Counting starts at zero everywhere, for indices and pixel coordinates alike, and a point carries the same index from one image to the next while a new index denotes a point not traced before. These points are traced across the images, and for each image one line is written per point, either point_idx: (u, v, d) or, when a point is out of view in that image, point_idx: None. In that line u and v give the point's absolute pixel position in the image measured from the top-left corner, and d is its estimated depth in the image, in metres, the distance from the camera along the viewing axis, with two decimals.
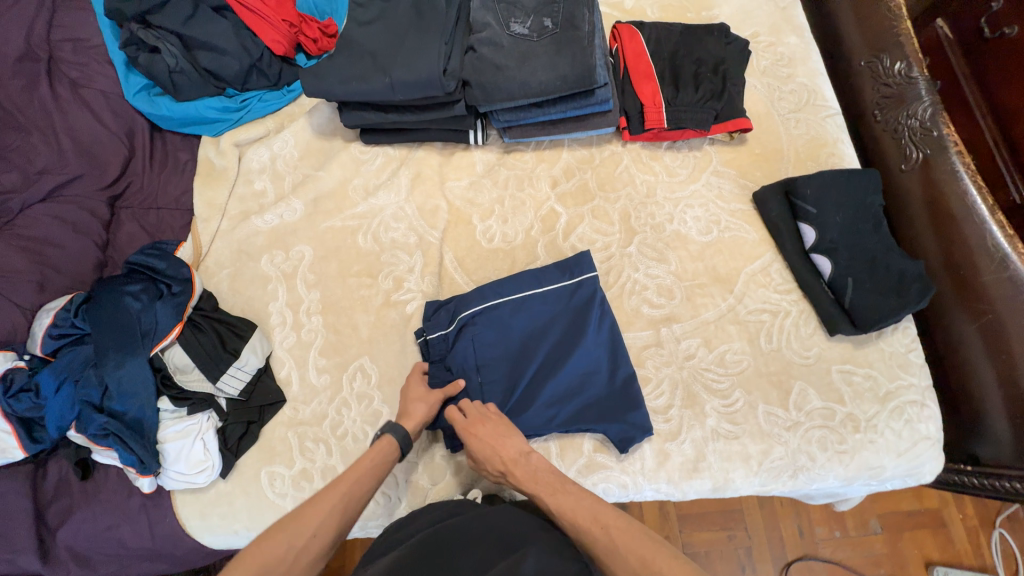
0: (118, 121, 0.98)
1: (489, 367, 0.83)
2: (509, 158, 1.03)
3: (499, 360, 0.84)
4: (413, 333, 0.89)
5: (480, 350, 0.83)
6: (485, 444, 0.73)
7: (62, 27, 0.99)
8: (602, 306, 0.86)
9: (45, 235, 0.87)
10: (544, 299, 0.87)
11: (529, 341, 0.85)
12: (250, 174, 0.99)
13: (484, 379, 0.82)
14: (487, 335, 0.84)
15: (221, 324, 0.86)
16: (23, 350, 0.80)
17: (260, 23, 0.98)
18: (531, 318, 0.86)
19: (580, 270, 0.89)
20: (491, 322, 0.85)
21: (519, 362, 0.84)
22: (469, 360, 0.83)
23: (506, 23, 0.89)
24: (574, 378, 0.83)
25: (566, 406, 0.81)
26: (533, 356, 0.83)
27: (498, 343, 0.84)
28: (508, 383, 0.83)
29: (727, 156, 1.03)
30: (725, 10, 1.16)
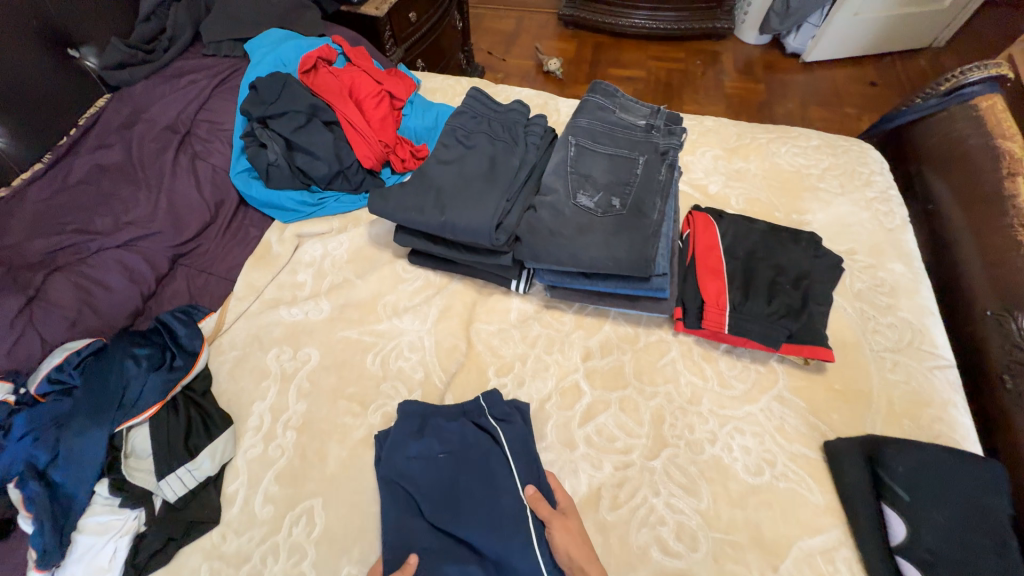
0: (214, 192, 1.10)
1: (444, 462, 0.76)
2: (546, 315, 0.97)
3: (457, 483, 0.74)
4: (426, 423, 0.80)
5: (470, 451, 0.77)
6: (571, 538, 0.68)
7: (209, 111, 1.16)
8: None
9: (103, 278, 0.93)
10: (520, 522, 0.70)
11: (481, 513, 0.71)
12: (298, 265, 1.02)
13: (420, 466, 0.76)
14: (496, 461, 0.76)
15: (197, 410, 0.82)
16: (21, 383, 0.80)
17: (359, 139, 1.09)
18: (484, 530, 0.69)
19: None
20: (495, 468, 0.75)
21: (442, 496, 0.73)
22: (469, 449, 0.77)
23: (573, 192, 0.87)
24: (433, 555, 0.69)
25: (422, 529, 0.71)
26: (443, 516, 0.71)
27: (479, 465, 0.76)
28: (433, 477, 0.75)
29: (798, 381, 0.87)
30: (820, 217, 1.08)
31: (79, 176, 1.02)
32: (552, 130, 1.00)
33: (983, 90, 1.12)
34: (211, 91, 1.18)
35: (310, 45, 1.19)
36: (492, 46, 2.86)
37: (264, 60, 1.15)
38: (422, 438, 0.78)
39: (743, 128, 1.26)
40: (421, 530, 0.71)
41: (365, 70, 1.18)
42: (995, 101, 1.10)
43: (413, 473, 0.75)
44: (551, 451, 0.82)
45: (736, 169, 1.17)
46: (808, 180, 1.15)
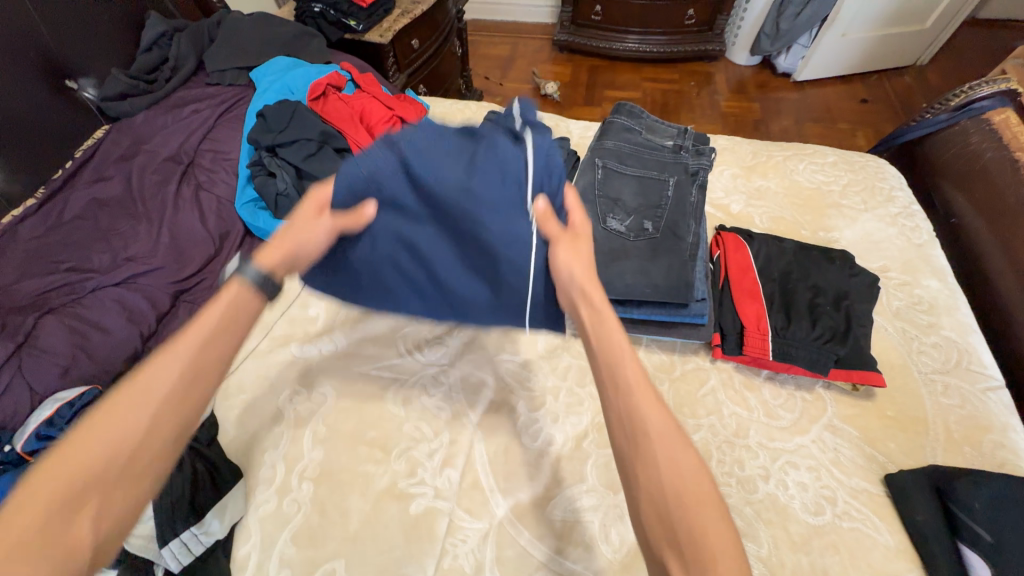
0: (219, 223, 1.04)
1: (438, 154, 0.60)
2: (575, 344, 0.92)
3: (472, 164, 0.60)
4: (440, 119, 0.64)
5: (472, 145, 0.62)
6: (579, 255, 0.59)
7: (212, 140, 1.12)
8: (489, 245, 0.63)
9: (99, 319, 0.87)
10: (518, 229, 0.60)
11: (472, 211, 0.61)
12: (309, 298, 0.97)
13: (421, 146, 0.60)
14: (512, 167, 0.60)
15: (204, 463, 0.71)
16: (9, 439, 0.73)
17: None
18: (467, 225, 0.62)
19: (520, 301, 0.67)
20: (505, 161, 0.60)
21: (440, 159, 0.59)
22: (489, 139, 0.62)
23: (603, 216, 0.84)
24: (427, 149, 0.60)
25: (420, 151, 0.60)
26: (438, 172, 0.59)
27: (489, 153, 0.60)
28: (427, 160, 0.60)
29: (848, 410, 0.82)
30: (847, 234, 1.05)
31: (75, 212, 0.97)
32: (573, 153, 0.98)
33: (994, 105, 1.12)
34: (216, 120, 1.14)
35: (318, 72, 1.16)
36: (489, 71, 2.89)
37: (271, 88, 1.12)
38: (436, 131, 0.62)
39: (758, 146, 1.25)
40: (399, 187, 0.61)
41: (375, 96, 1.15)
42: (1009, 114, 1.09)
43: (399, 159, 0.60)
44: (593, 493, 0.75)
45: (756, 187, 1.15)
46: (830, 196, 1.13)
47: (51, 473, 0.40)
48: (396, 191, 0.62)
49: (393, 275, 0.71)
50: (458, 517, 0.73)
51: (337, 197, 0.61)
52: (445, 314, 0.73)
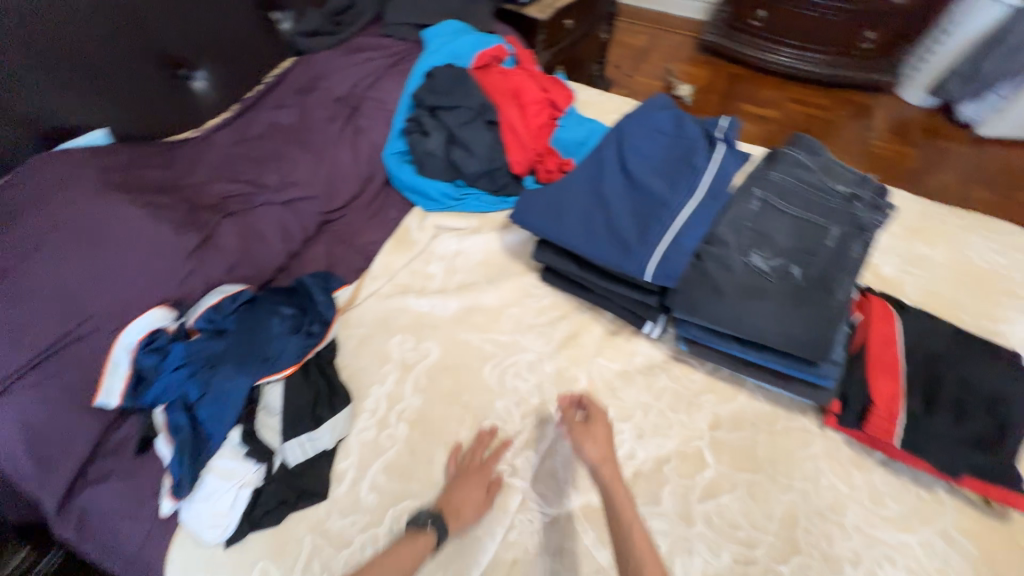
0: (367, 167, 1.14)
1: (648, 151, 0.91)
2: (675, 368, 0.90)
3: (671, 153, 0.89)
4: (664, 117, 0.94)
5: (665, 151, 0.90)
6: (602, 438, 0.73)
7: (377, 89, 1.20)
8: (654, 210, 0.83)
9: (261, 230, 0.99)
10: (677, 205, 0.82)
11: (654, 183, 0.85)
12: (431, 256, 1.02)
13: (638, 145, 0.92)
14: (698, 165, 0.85)
15: (324, 379, 0.84)
16: (182, 314, 0.87)
17: (515, 143, 1.08)
18: (643, 194, 0.86)
19: (657, 246, 0.80)
20: (689, 164, 0.85)
21: (648, 154, 0.90)
22: (682, 147, 0.88)
23: (746, 249, 0.80)
24: (634, 153, 0.91)
25: (631, 152, 0.91)
26: (654, 144, 0.91)
27: (677, 159, 0.87)
28: (638, 154, 0.90)
29: (970, 523, 0.74)
30: (1019, 332, 0.92)
31: (258, 132, 1.11)
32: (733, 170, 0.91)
33: None
34: (385, 70, 1.23)
35: (485, 42, 1.21)
36: (621, 61, 2.78)
37: (440, 50, 1.19)
38: (653, 129, 0.93)
39: (928, 207, 1.11)
40: (610, 166, 0.91)
41: (533, 75, 1.18)
42: None
43: (627, 141, 0.93)
44: (666, 519, 0.75)
45: (915, 253, 1.03)
46: (1007, 284, 0.98)
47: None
48: (607, 158, 0.92)
49: (571, 205, 0.89)
50: (531, 499, 0.76)
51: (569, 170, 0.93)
52: (597, 238, 0.84)
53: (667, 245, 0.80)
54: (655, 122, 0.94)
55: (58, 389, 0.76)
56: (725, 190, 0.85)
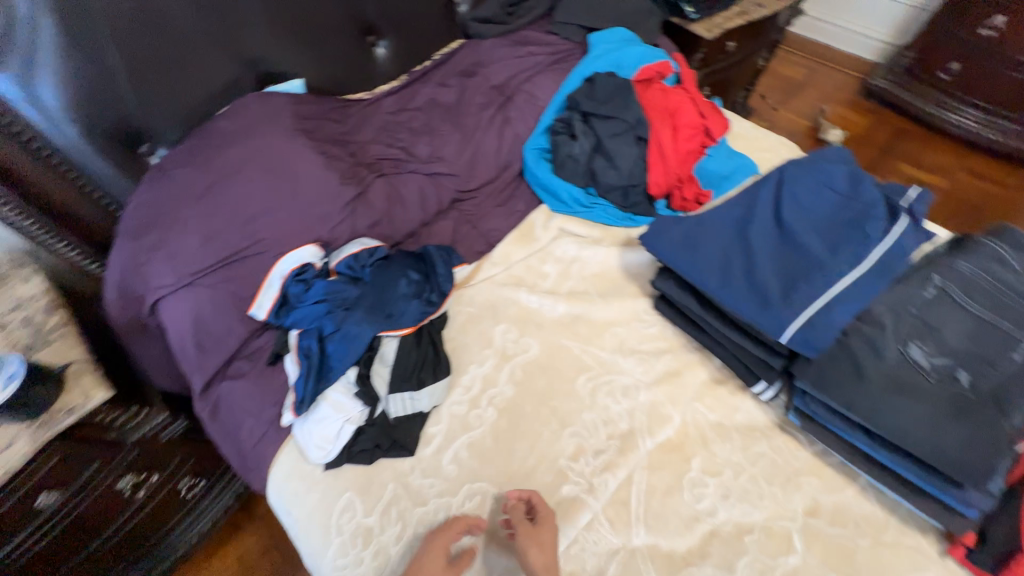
0: (507, 156, 1.18)
1: (811, 205, 0.84)
2: (779, 437, 0.84)
3: (838, 214, 0.82)
4: (836, 173, 0.86)
5: (832, 210, 0.82)
6: (549, 544, 0.68)
7: (533, 82, 1.23)
8: (807, 271, 0.77)
9: (404, 195, 1.07)
10: (835, 272, 0.75)
11: (812, 242, 0.79)
12: (549, 256, 1.04)
13: (801, 197, 0.85)
14: (870, 236, 0.77)
15: (432, 346, 0.90)
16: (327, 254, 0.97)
17: (658, 164, 1.06)
18: (796, 250, 0.80)
19: (803, 310, 0.74)
20: (859, 232, 0.78)
21: (810, 209, 0.84)
22: (853, 211, 0.81)
23: (905, 338, 0.71)
24: (795, 204, 0.85)
25: (791, 202, 0.85)
26: (820, 199, 0.84)
27: (845, 222, 0.80)
28: (799, 206, 0.84)
29: None
30: None
31: (419, 104, 1.19)
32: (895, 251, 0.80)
33: None
34: (545, 67, 1.26)
35: (651, 57, 1.19)
36: (768, 91, 2.56)
37: (604, 56, 1.19)
38: (821, 183, 0.86)
39: None
40: (763, 212, 0.86)
41: (693, 98, 1.14)
42: None
43: (789, 189, 0.86)
44: None
45: None
46: None
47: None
48: (761, 203, 0.87)
49: (710, 243, 0.85)
50: (600, 522, 0.75)
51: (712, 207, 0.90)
52: (733, 283, 0.80)
53: (816, 312, 0.73)
54: (826, 177, 0.86)
55: (226, 294, 0.90)
56: (897, 268, 0.76)
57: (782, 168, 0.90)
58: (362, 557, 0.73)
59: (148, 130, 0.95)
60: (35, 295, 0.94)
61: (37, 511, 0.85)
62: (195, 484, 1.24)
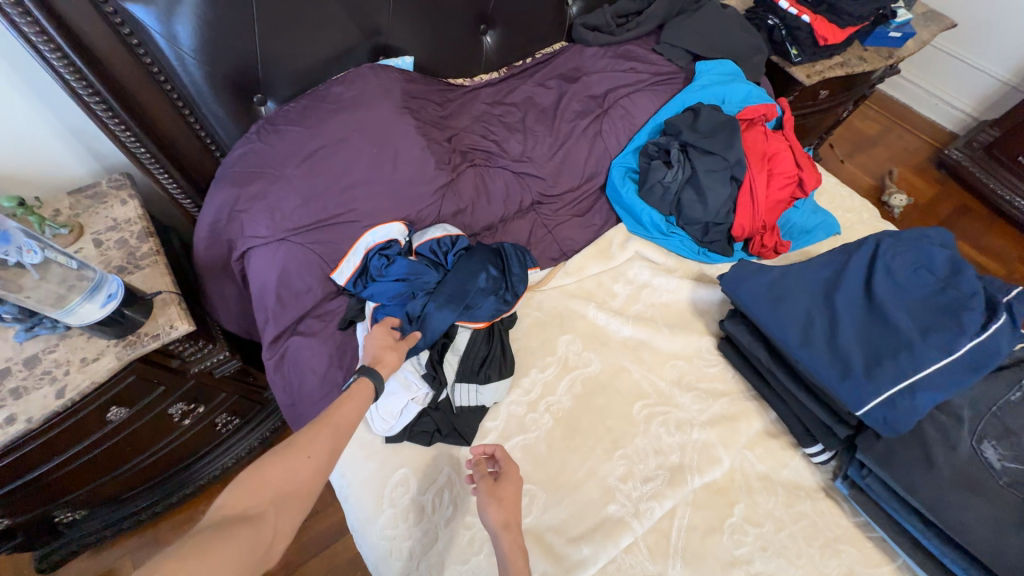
0: (592, 168, 1.18)
1: (902, 283, 0.84)
2: (824, 502, 0.84)
3: (933, 298, 0.81)
4: (935, 256, 0.85)
5: (923, 292, 0.82)
6: (510, 497, 0.67)
7: (632, 98, 1.22)
8: (892, 350, 0.77)
9: (491, 189, 1.08)
10: (926, 357, 0.74)
11: (902, 321, 0.79)
12: (620, 276, 1.05)
13: (894, 272, 0.85)
14: (970, 326, 0.75)
15: (500, 344, 0.92)
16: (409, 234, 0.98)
17: (747, 206, 1.06)
18: (883, 326, 0.80)
19: (883, 387, 0.74)
20: (955, 319, 0.77)
21: (902, 287, 0.84)
22: (950, 298, 0.80)
23: (982, 435, 0.73)
24: (886, 278, 0.84)
25: (884, 275, 0.84)
26: (914, 279, 0.84)
27: (938, 308, 0.80)
28: (891, 282, 0.84)
29: None
30: None
31: (517, 100, 1.20)
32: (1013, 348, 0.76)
33: None
34: (646, 85, 1.25)
35: (754, 98, 1.19)
36: (839, 143, 2.52)
37: (707, 89, 1.19)
38: (918, 263, 0.85)
39: None
40: (853, 279, 0.86)
41: (791, 147, 1.13)
42: None
43: (884, 262, 0.86)
44: None
45: None
46: None
47: (262, 490, 0.53)
48: (853, 270, 0.86)
49: (794, 299, 0.85)
50: (639, 548, 0.77)
51: (804, 265, 0.90)
52: (813, 345, 0.80)
53: (898, 392, 0.73)
54: (924, 258, 0.86)
55: (313, 255, 0.92)
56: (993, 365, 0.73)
57: (879, 238, 0.89)
58: (412, 531, 0.77)
59: (264, 82, 0.96)
60: (131, 219, 0.97)
61: (106, 421, 0.92)
62: (230, 421, 1.27)
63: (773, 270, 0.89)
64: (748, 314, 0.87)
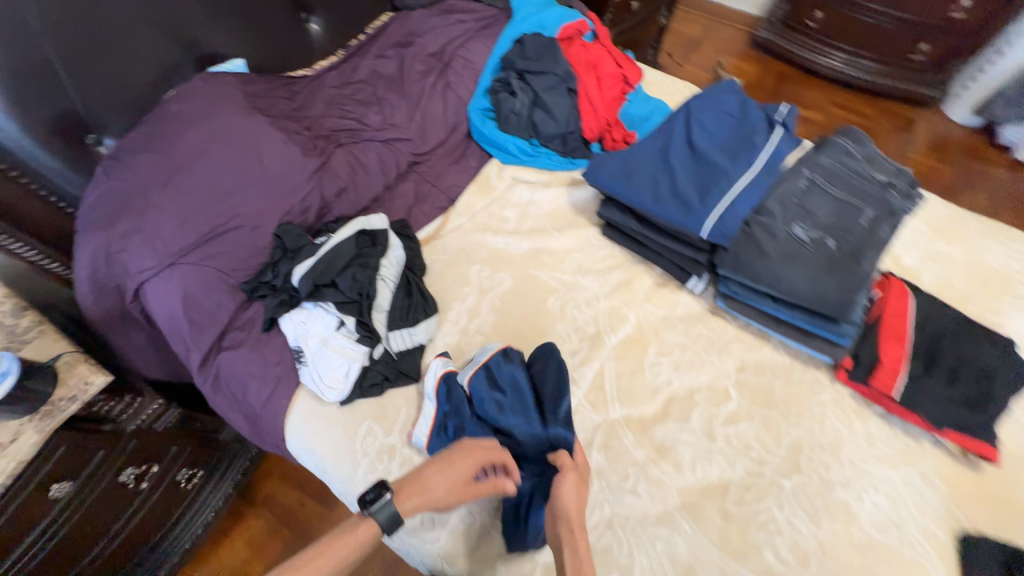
0: (453, 118, 1.26)
1: (712, 127, 1.03)
2: (711, 319, 1.04)
3: (734, 132, 1.02)
4: (729, 99, 1.06)
5: (727, 129, 1.03)
6: (574, 494, 0.74)
7: (467, 47, 1.32)
8: (716, 180, 0.96)
9: (365, 163, 1.14)
10: (736, 177, 0.95)
11: (717, 156, 0.98)
12: (506, 202, 1.18)
13: (704, 121, 1.04)
14: (758, 145, 0.98)
15: (418, 288, 1.00)
16: (326, 225, 1.05)
17: (588, 111, 1.22)
18: (705, 163, 0.99)
19: (713, 209, 0.93)
20: (749, 143, 0.99)
21: (713, 130, 1.03)
22: (745, 128, 1.01)
23: (790, 220, 0.93)
24: (701, 128, 1.03)
25: (698, 126, 1.03)
26: (719, 121, 1.04)
27: (738, 138, 1.01)
28: (704, 129, 1.03)
29: (946, 467, 0.88)
30: (1016, 325, 1.03)
31: (362, 76, 1.25)
32: (818, 161, 0.98)
33: None
34: (476, 32, 1.35)
35: (568, 17, 1.34)
36: (674, 50, 2.81)
37: (527, 19, 1.32)
38: (719, 109, 1.05)
39: (953, 211, 1.21)
40: (677, 137, 1.04)
41: (609, 51, 1.31)
42: None
43: (696, 116, 1.05)
44: (692, 433, 0.90)
45: (937, 250, 1.14)
46: (1015, 285, 1.09)
47: None
48: (675, 132, 1.05)
49: (639, 168, 1.02)
50: (583, 405, 0.92)
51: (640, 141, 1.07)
52: (663, 198, 0.97)
53: (723, 210, 0.93)
54: (723, 103, 1.06)
55: (211, 270, 0.93)
56: (779, 167, 0.98)
57: (689, 100, 1.09)
58: (389, 468, 0.85)
59: (92, 122, 0.94)
60: None
61: (53, 501, 0.88)
62: (193, 474, 1.25)
63: (617, 154, 1.06)
64: (610, 193, 1.02)
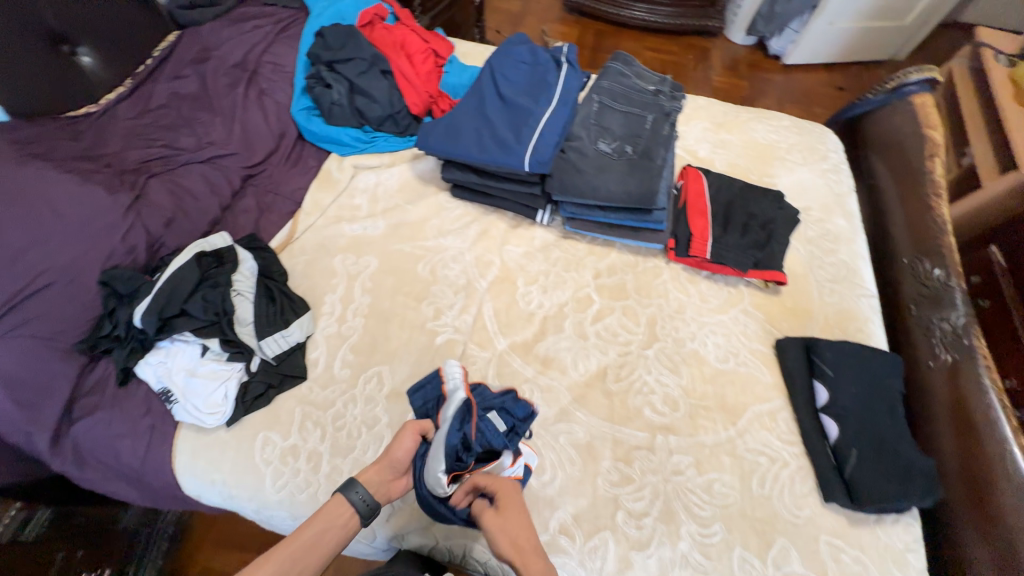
0: (278, 124, 1.24)
1: (514, 76, 1.16)
2: (564, 242, 1.17)
3: (532, 77, 1.15)
4: (521, 50, 1.19)
5: (525, 75, 1.16)
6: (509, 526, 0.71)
7: (271, 52, 1.30)
8: (526, 120, 1.07)
9: (191, 187, 1.08)
10: (541, 112, 1.08)
11: (522, 99, 1.11)
12: (354, 191, 1.20)
13: (505, 72, 1.16)
14: (551, 83, 1.13)
15: (281, 292, 0.99)
16: (164, 259, 1.00)
17: (409, 88, 1.28)
18: (514, 107, 1.10)
19: (529, 143, 1.04)
20: (544, 83, 1.13)
21: (514, 79, 1.15)
22: (538, 71, 1.16)
23: (595, 140, 1.09)
24: (504, 79, 1.15)
25: (501, 78, 1.15)
26: (518, 70, 1.17)
27: (536, 80, 1.14)
28: (507, 79, 1.15)
29: (758, 299, 1.10)
30: (784, 181, 1.31)
31: (161, 101, 1.17)
32: (605, 87, 1.16)
33: (919, 89, 1.27)
34: (277, 35, 1.33)
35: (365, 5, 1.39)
36: (500, 26, 2.98)
37: (324, 13, 1.34)
38: (516, 60, 1.18)
39: (726, 107, 1.49)
40: (487, 91, 1.15)
41: (413, 30, 1.38)
42: (926, 100, 1.26)
43: (498, 70, 1.16)
44: (569, 339, 1.03)
45: (721, 139, 1.39)
46: (778, 151, 1.38)
47: None
48: (484, 87, 1.15)
49: (462, 125, 1.10)
50: (471, 347, 1.00)
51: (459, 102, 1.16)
52: (487, 145, 1.06)
53: (537, 141, 1.04)
54: (517, 54, 1.19)
55: (28, 339, 0.83)
56: (574, 96, 1.13)
57: (489, 58, 1.20)
58: (298, 467, 0.85)
59: None
60: None
61: None
62: None
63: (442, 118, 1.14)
64: (442, 155, 1.10)
